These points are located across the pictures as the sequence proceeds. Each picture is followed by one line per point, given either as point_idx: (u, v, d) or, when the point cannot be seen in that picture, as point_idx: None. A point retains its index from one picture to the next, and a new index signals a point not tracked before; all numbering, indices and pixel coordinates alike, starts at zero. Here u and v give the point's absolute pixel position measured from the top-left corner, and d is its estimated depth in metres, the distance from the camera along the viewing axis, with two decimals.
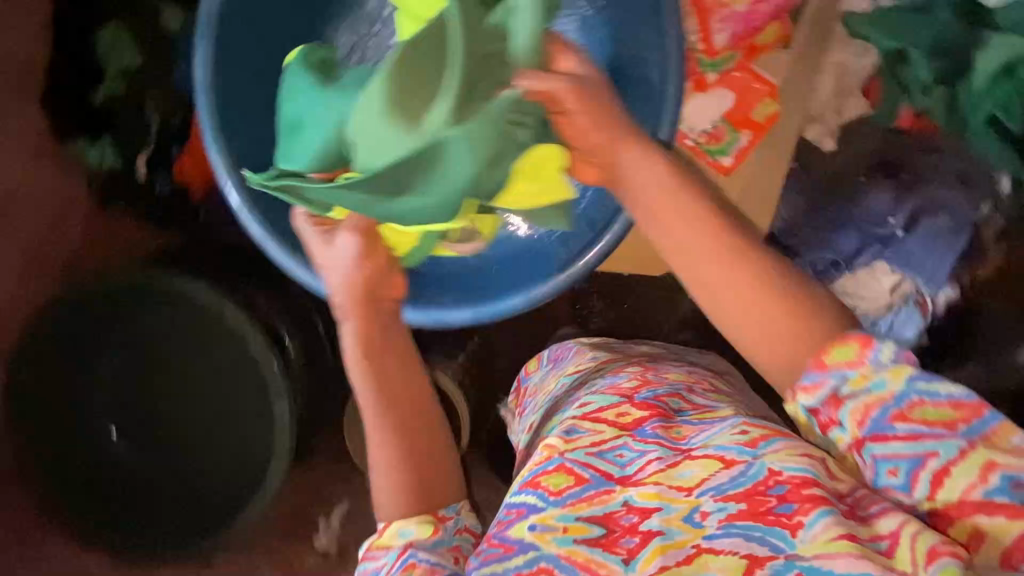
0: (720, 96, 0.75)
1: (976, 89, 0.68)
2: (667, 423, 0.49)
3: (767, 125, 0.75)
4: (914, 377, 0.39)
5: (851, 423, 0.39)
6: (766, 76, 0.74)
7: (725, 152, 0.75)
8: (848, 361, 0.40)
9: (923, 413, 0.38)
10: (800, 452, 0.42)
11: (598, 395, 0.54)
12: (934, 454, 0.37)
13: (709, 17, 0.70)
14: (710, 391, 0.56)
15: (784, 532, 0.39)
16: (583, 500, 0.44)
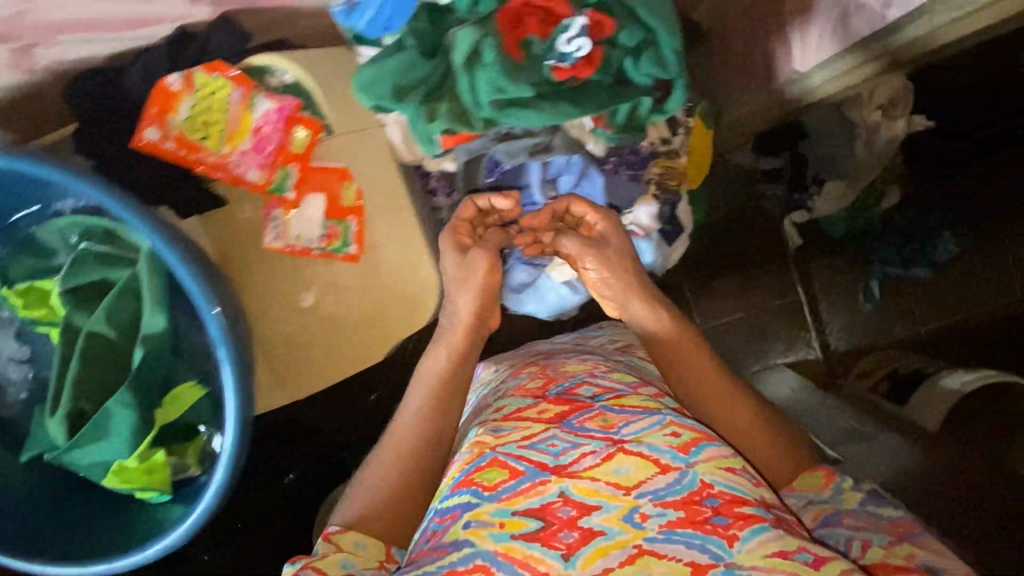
0: (315, 199, 1.51)
1: (422, 125, 1.34)
2: (599, 418, 0.94)
3: (354, 202, 1.52)
4: (859, 509, 0.98)
5: (797, 551, 0.82)
6: (335, 165, 1.51)
7: (347, 242, 1.53)
8: (739, 474, 0.89)
9: (888, 532, 0.94)
10: (718, 466, 0.88)
11: (517, 398, 1.08)
12: (778, 546, 0.81)
13: (232, 170, 1.48)
14: (602, 373, 1.11)
15: (718, 540, 0.82)
16: (520, 495, 0.86)
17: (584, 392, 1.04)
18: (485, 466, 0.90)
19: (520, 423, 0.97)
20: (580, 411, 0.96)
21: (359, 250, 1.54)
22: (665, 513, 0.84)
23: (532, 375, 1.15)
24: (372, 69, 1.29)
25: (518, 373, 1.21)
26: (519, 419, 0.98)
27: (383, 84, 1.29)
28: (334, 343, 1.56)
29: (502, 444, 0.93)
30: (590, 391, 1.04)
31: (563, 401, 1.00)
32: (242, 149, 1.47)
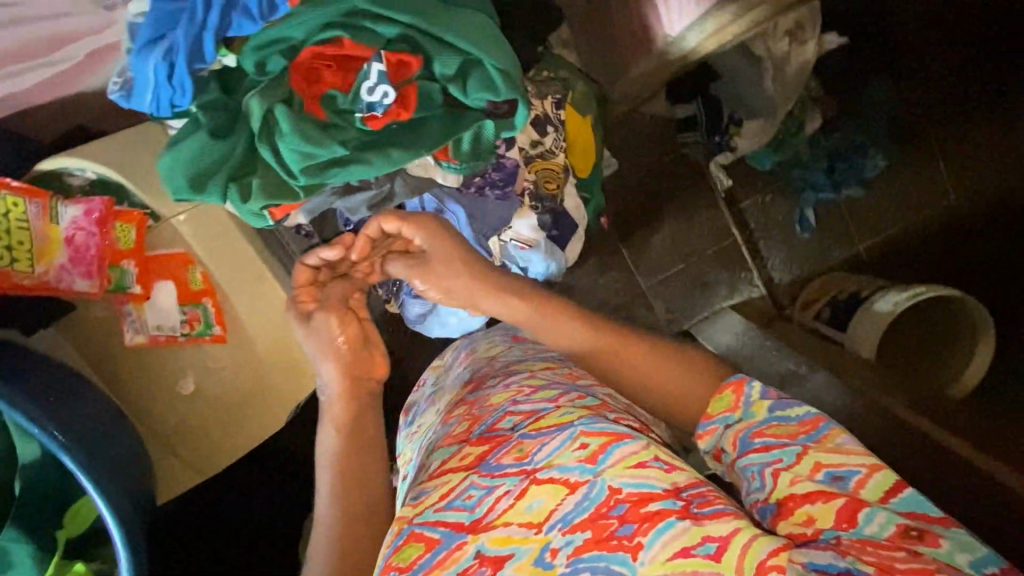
0: (163, 289, 0.85)
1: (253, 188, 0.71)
2: (513, 449, 0.62)
3: (209, 283, 0.86)
4: (770, 408, 0.62)
5: (739, 447, 0.62)
6: (168, 251, 0.84)
7: (210, 324, 0.87)
8: (728, 406, 0.65)
9: (776, 430, 0.60)
10: (726, 424, 0.64)
11: (443, 448, 0.69)
12: (781, 458, 0.57)
13: (47, 284, 0.77)
14: (537, 390, 0.70)
15: (626, 555, 0.52)
16: (434, 570, 0.56)
17: (505, 425, 0.66)
18: (401, 542, 0.59)
19: (437, 480, 0.63)
20: (497, 448, 0.63)
21: (228, 326, 0.88)
22: (573, 538, 0.55)
23: (458, 416, 0.73)
24: (294, 16, 0.67)
25: (446, 419, 0.76)
26: (438, 475, 0.65)
27: (213, 158, 0.69)
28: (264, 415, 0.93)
29: (420, 513, 0.61)
30: (511, 420, 0.66)
31: (484, 440, 0.65)
32: (52, 259, 0.77)
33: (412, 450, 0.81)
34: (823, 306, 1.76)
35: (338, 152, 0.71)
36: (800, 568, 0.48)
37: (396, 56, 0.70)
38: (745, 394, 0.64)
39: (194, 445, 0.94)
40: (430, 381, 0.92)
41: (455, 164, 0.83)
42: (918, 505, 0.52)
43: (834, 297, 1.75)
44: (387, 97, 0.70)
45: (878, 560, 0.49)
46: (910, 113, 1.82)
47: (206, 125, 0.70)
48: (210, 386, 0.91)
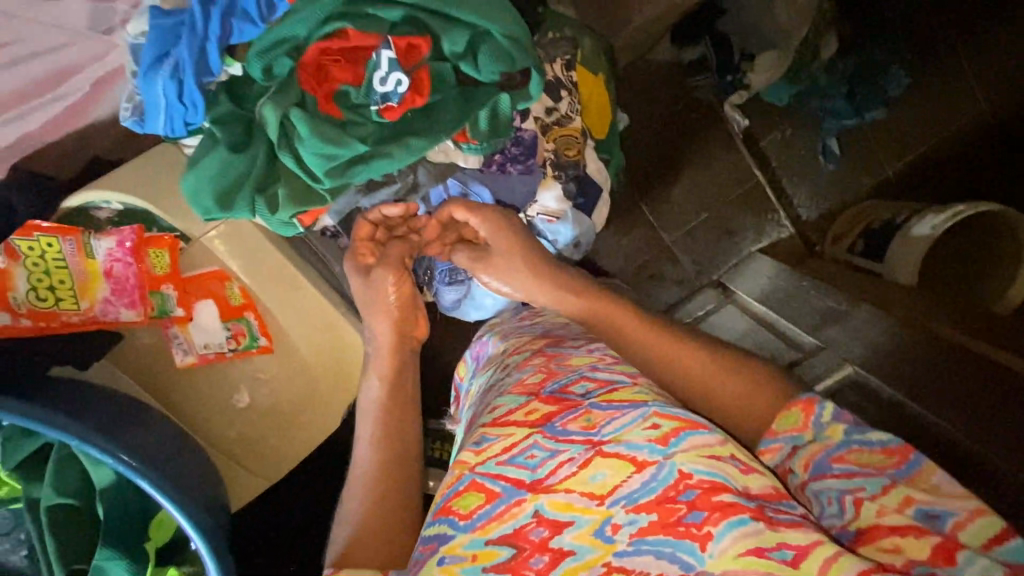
0: (204, 308, 0.85)
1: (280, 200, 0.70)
2: (580, 415, 0.61)
3: (249, 297, 0.86)
4: (847, 432, 0.59)
5: (802, 465, 0.60)
6: (206, 269, 0.83)
7: (256, 337, 0.88)
8: (796, 425, 0.62)
9: (857, 457, 0.58)
10: (795, 447, 0.62)
11: (509, 396, 0.68)
12: (864, 487, 0.55)
13: (95, 320, 0.80)
14: (612, 365, 0.70)
15: (693, 544, 0.52)
16: (492, 521, 0.58)
17: (577, 390, 0.66)
18: (460, 489, 0.61)
19: (501, 429, 0.63)
20: (565, 412, 0.62)
21: (273, 338, 0.88)
22: (637, 518, 0.55)
23: (531, 365, 0.71)
24: (299, 23, 0.65)
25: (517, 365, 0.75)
26: (503, 424, 0.64)
27: (234, 172, 0.68)
28: (318, 419, 0.95)
29: (482, 462, 0.61)
30: (584, 386, 0.66)
31: (554, 400, 0.64)
32: (94, 295, 0.79)
33: (473, 394, 0.83)
34: (857, 238, 1.71)
35: (360, 149, 0.69)
36: None
37: (404, 40, 0.67)
38: (816, 415, 0.62)
39: (255, 451, 0.96)
40: (485, 341, 0.91)
41: (475, 144, 0.80)
42: None
43: (868, 226, 1.70)
44: (401, 85, 0.67)
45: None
46: (925, 23, 1.76)
47: (223, 140, 0.68)
48: (262, 396, 0.92)
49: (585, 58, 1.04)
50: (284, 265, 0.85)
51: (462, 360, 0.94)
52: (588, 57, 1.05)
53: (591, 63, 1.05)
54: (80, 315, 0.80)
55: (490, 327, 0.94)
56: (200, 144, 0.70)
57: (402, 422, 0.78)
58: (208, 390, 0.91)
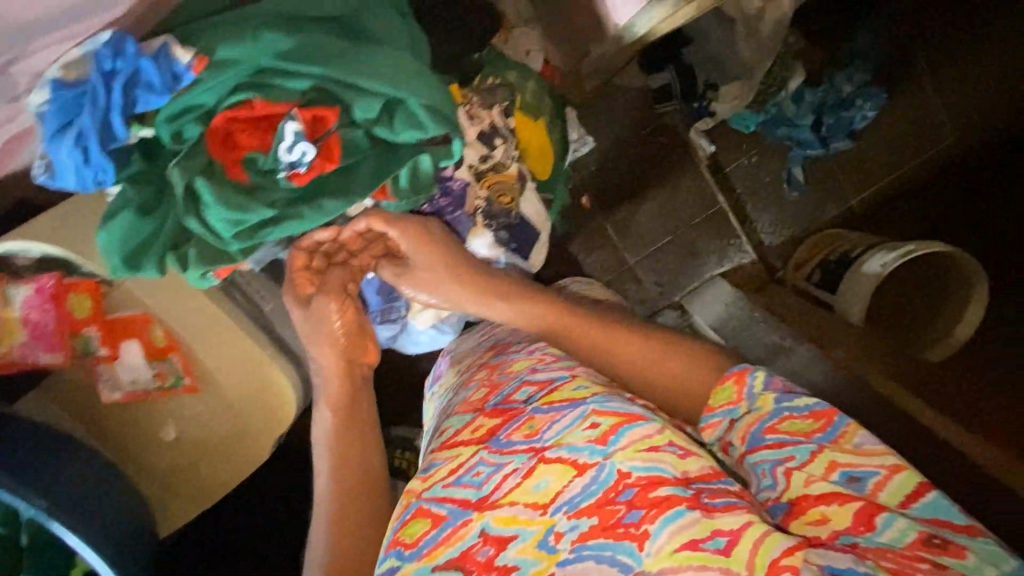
0: (127, 349, 0.87)
1: (190, 257, 0.71)
2: (524, 423, 0.64)
3: (173, 339, 0.88)
4: (777, 401, 0.65)
5: (739, 438, 0.65)
6: (131, 311, 0.86)
7: (180, 377, 0.90)
8: (731, 399, 0.68)
9: (788, 425, 0.63)
10: (731, 421, 0.67)
11: (458, 416, 0.72)
12: (793, 456, 0.60)
13: (16, 361, 0.82)
14: (553, 362, 0.72)
15: (632, 545, 0.55)
16: (440, 546, 0.60)
17: (520, 397, 0.69)
18: (408, 517, 0.63)
19: (449, 452, 0.67)
20: (509, 423, 0.66)
21: (198, 378, 0.91)
22: (578, 523, 0.57)
23: (477, 382, 0.76)
24: (209, 91, 0.66)
25: (468, 381, 0.80)
26: (450, 447, 0.67)
27: (146, 230, 0.70)
28: (245, 455, 0.97)
29: (428, 488, 0.64)
30: (525, 392, 0.69)
31: (499, 412, 0.68)
32: (14, 338, 0.81)
33: (433, 413, 0.87)
34: (814, 268, 1.70)
35: (268, 214, 0.70)
36: (817, 570, 0.51)
37: (310, 112, 0.69)
38: (748, 386, 0.67)
39: (184, 483, 0.99)
40: (450, 356, 0.96)
41: (394, 202, 0.83)
42: (941, 510, 0.55)
43: (825, 258, 1.69)
44: (308, 155, 0.69)
45: (900, 570, 0.51)
46: (903, 51, 1.71)
47: (134, 200, 0.69)
48: (191, 430, 0.95)
49: (527, 102, 1.05)
50: (211, 307, 0.88)
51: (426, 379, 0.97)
52: (530, 101, 1.06)
53: (532, 106, 1.06)
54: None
55: (456, 342, 0.99)
56: (113, 201, 0.71)
57: (356, 441, 0.82)
58: (137, 425, 0.94)
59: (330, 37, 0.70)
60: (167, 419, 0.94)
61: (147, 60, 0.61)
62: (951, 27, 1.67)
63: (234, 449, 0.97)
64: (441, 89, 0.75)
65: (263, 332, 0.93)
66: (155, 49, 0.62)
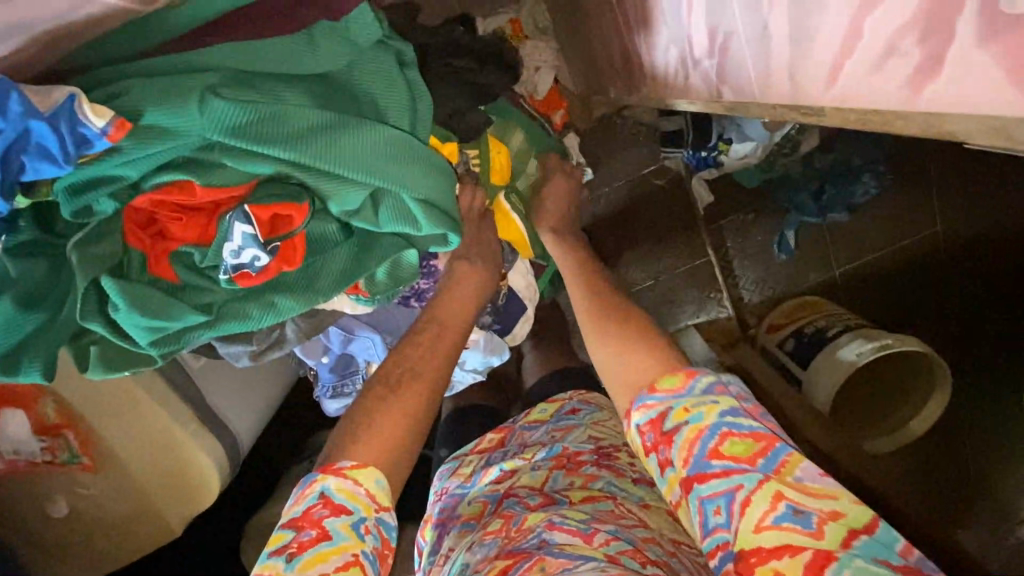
0: (11, 419, 0.71)
1: (93, 354, 0.55)
2: (533, 563, 0.61)
3: (69, 416, 0.72)
4: (722, 414, 0.56)
5: (680, 458, 0.56)
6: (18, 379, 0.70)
7: (76, 454, 0.75)
8: (674, 386, 0.60)
9: (730, 447, 0.54)
10: (666, 421, 0.59)
11: (475, 572, 0.68)
12: (741, 482, 0.53)
13: None
14: (565, 518, 0.68)
15: None
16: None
17: (532, 539, 0.66)
18: None
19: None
20: (519, 562, 0.63)
21: (98, 457, 0.76)
22: None
23: (493, 535, 0.73)
24: (137, 155, 0.49)
25: (481, 537, 0.75)
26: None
27: (32, 321, 0.53)
28: (153, 531, 0.84)
29: None
30: (540, 540, 0.65)
31: (511, 554, 0.65)
32: None
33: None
34: (788, 336, 1.53)
35: (197, 319, 0.55)
36: None
37: (269, 210, 0.53)
38: (692, 385, 0.59)
39: (77, 553, 0.85)
40: (458, 488, 0.91)
41: (367, 298, 0.68)
42: (884, 550, 0.49)
43: (801, 327, 1.51)
44: (260, 260, 0.54)
45: None
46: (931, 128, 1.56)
47: (16, 283, 0.52)
48: (87, 506, 0.80)
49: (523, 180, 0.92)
50: (126, 382, 0.72)
51: (424, 528, 0.91)
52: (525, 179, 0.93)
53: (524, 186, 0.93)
54: None
55: (459, 473, 0.93)
56: None
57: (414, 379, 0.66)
58: (19, 495, 0.78)
59: (305, 104, 0.54)
60: (56, 493, 0.78)
61: (40, 122, 0.43)
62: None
63: (139, 528, 0.83)
64: (443, 180, 0.62)
65: (187, 408, 0.76)
66: (55, 106, 0.44)
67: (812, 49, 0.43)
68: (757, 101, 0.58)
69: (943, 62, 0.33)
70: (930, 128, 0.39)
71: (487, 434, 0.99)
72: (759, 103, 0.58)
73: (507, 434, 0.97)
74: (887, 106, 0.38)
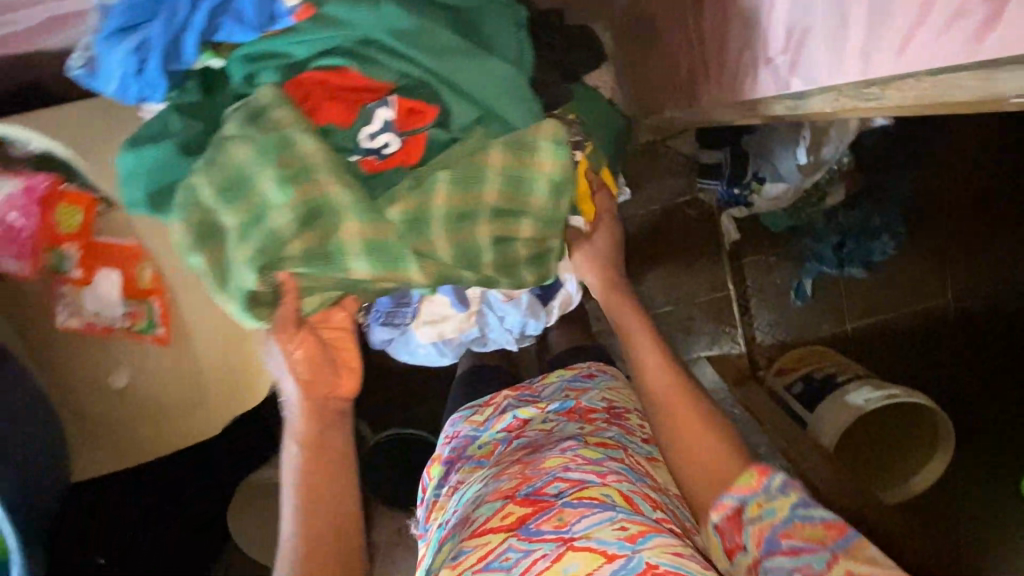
0: (106, 277, 0.77)
1: None
2: (553, 516, 0.68)
3: (157, 283, 0.78)
4: (795, 506, 0.69)
5: (752, 545, 0.68)
6: (123, 240, 0.75)
7: (154, 324, 0.79)
8: (750, 485, 0.72)
9: (801, 532, 0.67)
10: (729, 508, 0.72)
11: (486, 504, 0.75)
12: (810, 563, 0.64)
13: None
14: (583, 463, 0.76)
15: None
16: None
17: (550, 488, 0.73)
18: None
19: (478, 539, 0.70)
20: (539, 513, 0.70)
21: (172, 331, 0.80)
22: None
23: (509, 473, 0.79)
24: (308, 36, 0.58)
25: (498, 473, 0.82)
26: (480, 535, 0.71)
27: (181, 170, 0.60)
28: (198, 423, 0.87)
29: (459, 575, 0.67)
30: (557, 486, 0.72)
31: (529, 502, 0.72)
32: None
33: (445, 507, 0.86)
34: (797, 379, 1.57)
35: None
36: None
37: (406, 102, 0.63)
38: (768, 482, 0.71)
39: (117, 437, 0.88)
40: (470, 431, 0.97)
41: None
42: None
43: (809, 372, 1.57)
44: (389, 146, 0.62)
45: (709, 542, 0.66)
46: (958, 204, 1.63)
47: (178, 134, 0.61)
48: (144, 382, 0.83)
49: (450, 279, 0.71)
50: None
51: (433, 457, 0.98)
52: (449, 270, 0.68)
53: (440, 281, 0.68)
54: None
55: (472, 420, 0.99)
56: (146, 126, 0.63)
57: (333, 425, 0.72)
58: (85, 361, 0.82)
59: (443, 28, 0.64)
60: (120, 367, 0.82)
61: None
62: (996, 188, 1.59)
63: (191, 420, 0.86)
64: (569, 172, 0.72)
65: None
66: None
67: (884, 23, 0.53)
68: (831, 87, 0.66)
69: (1005, 13, 0.42)
70: (983, 86, 0.50)
71: (503, 389, 1.03)
72: (822, 92, 0.69)
73: (522, 388, 1.02)
74: (948, 60, 0.48)
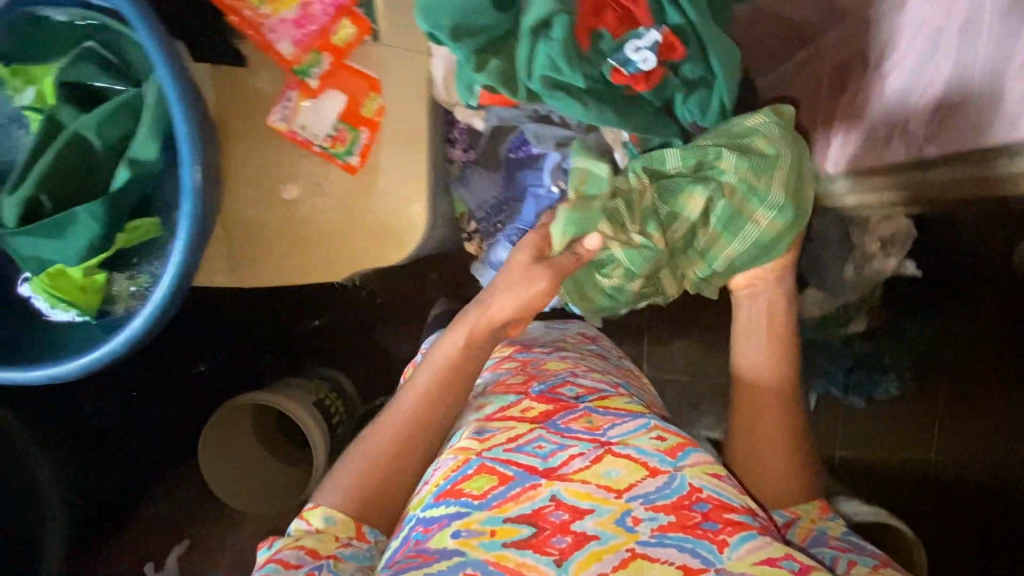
0: (331, 97, 0.86)
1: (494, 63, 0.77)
2: (578, 416, 0.71)
3: (377, 119, 0.87)
4: (846, 531, 0.76)
5: (797, 537, 0.76)
6: (365, 71, 0.86)
7: (351, 152, 0.88)
8: (806, 509, 0.79)
9: (851, 545, 0.74)
10: (781, 513, 0.79)
11: (498, 395, 0.78)
12: (858, 559, 0.70)
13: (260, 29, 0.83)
14: (586, 375, 0.83)
15: (712, 546, 0.58)
16: (510, 501, 0.62)
17: (566, 392, 0.78)
18: (471, 473, 0.65)
19: (502, 423, 0.71)
20: (564, 412, 0.72)
21: (363, 165, 0.89)
22: (655, 516, 0.60)
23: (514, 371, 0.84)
24: None
25: (500, 368, 0.87)
26: (501, 420, 0.72)
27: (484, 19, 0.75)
28: (335, 263, 0.92)
29: (489, 448, 0.67)
30: (570, 391, 0.78)
31: (548, 399, 0.75)
32: (280, 11, 0.83)
33: None
34: None
35: (577, 81, 0.75)
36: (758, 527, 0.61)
37: (667, 39, 0.77)
38: (826, 513, 0.79)
39: (251, 251, 0.92)
40: None
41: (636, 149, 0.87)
42: None
43: None
44: (644, 63, 0.76)
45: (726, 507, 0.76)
46: None
47: None
48: (309, 204, 0.90)
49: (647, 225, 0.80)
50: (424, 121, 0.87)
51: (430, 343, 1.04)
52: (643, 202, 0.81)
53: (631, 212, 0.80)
54: (254, 13, 0.83)
55: None
56: None
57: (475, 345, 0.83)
58: (269, 167, 0.89)
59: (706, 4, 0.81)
60: (296, 181, 0.90)
61: None
62: None
63: (328, 257, 0.92)
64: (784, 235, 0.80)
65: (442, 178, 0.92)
66: None
67: None
68: (971, 148, 0.78)
69: None
70: None
71: None
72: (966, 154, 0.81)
73: None
74: None
